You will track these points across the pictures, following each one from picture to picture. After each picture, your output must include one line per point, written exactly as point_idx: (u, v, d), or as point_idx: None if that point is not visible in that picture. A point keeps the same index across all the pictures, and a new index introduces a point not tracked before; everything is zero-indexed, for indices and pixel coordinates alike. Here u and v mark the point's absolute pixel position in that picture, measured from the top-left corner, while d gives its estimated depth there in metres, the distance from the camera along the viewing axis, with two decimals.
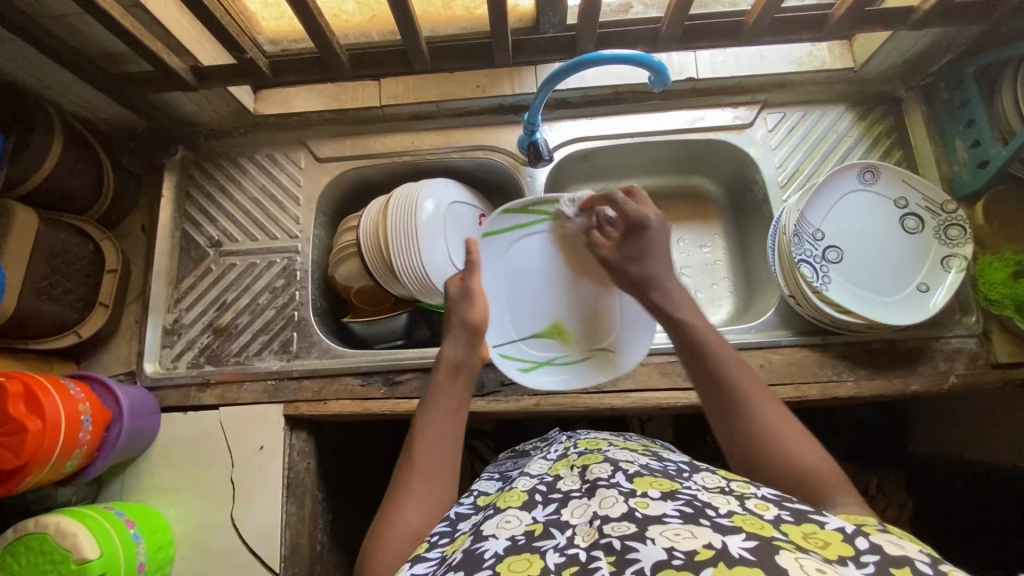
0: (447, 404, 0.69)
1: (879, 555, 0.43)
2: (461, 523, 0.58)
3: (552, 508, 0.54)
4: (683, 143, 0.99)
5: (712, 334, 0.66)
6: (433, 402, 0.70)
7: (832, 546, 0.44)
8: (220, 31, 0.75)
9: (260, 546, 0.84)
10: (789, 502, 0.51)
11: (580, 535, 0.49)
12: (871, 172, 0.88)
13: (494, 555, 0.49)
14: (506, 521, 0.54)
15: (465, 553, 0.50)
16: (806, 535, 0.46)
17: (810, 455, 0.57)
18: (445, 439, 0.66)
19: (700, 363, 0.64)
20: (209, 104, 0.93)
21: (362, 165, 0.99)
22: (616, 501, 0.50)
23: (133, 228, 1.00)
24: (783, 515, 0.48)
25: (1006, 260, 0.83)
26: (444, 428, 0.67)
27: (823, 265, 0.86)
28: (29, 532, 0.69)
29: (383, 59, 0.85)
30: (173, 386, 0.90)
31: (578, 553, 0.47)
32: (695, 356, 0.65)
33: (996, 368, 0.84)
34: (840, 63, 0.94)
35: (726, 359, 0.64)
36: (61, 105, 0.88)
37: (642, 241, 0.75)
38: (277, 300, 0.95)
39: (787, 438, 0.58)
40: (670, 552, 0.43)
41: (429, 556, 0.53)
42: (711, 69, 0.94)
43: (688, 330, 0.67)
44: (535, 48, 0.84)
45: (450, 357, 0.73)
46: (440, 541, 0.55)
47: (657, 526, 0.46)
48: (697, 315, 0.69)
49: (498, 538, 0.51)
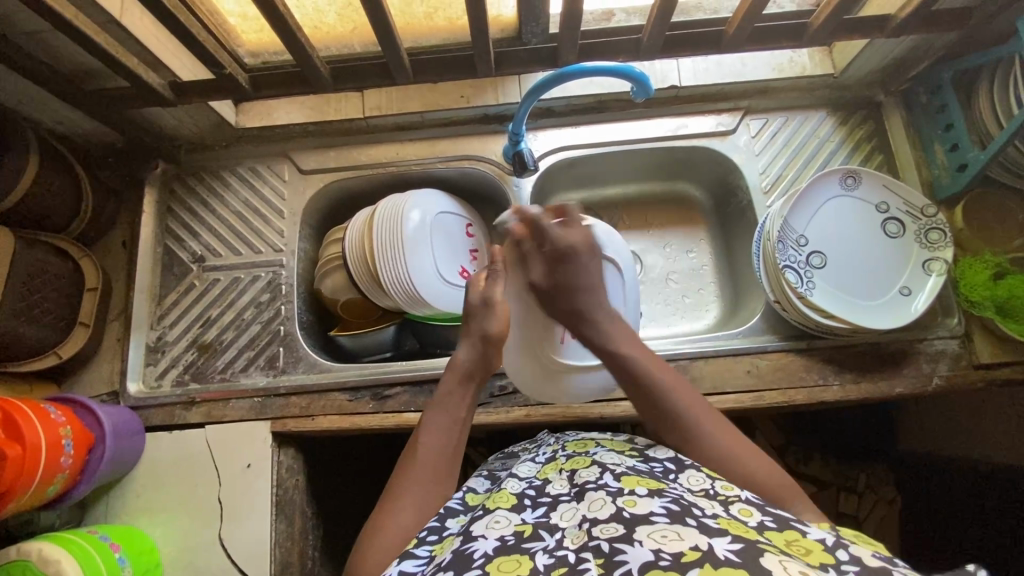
0: (453, 412, 0.68)
1: (860, 565, 0.43)
2: (449, 521, 0.58)
3: (541, 511, 0.54)
4: (668, 150, 0.99)
5: (659, 372, 0.69)
6: (439, 407, 0.69)
7: (813, 554, 0.44)
8: (198, 47, 0.74)
9: (250, 565, 0.83)
10: (772, 510, 0.51)
11: (568, 537, 0.49)
12: (852, 177, 0.89)
13: (483, 555, 0.49)
14: (495, 522, 0.53)
15: (454, 554, 0.50)
16: (789, 543, 0.46)
17: (754, 462, 0.62)
18: (447, 444, 0.66)
19: (648, 402, 0.68)
20: (190, 118, 0.91)
21: (347, 176, 0.98)
22: (605, 503, 0.50)
23: (114, 245, 0.98)
24: (766, 522, 0.49)
25: (986, 263, 0.84)
26: (449, 438, 0.66)
27: (807, 270, 0.87)
28: (9, 560, 0.68)
29: (364, 71, 0.84)
30: (158, 406, 0.89)
31: (566, 555, 0.47)
32: (642, 395, 0.69)
33: (978, 368, 0.85)
34: (820, 69, 0.95)
35: (669, 388, 0.67)
36: (35, 120, 0.86)
37: (569, 272, 0.73)
38: (262, 315, 0.94)
39: (731, 450, 0.62)
40: (657, 553, 0.43)
41: (417, 553, 0.54)
42: (694, 77, 0.95)
43: (630, 367, 0.70)
44: (517, 59, 0.84)
45: (462, 364, 0.71)
46: (429, 538, 0.55)
47: (644, 526, 0.46)
48: (630, 344, 0.72)
49: (487, 538, 0.51)
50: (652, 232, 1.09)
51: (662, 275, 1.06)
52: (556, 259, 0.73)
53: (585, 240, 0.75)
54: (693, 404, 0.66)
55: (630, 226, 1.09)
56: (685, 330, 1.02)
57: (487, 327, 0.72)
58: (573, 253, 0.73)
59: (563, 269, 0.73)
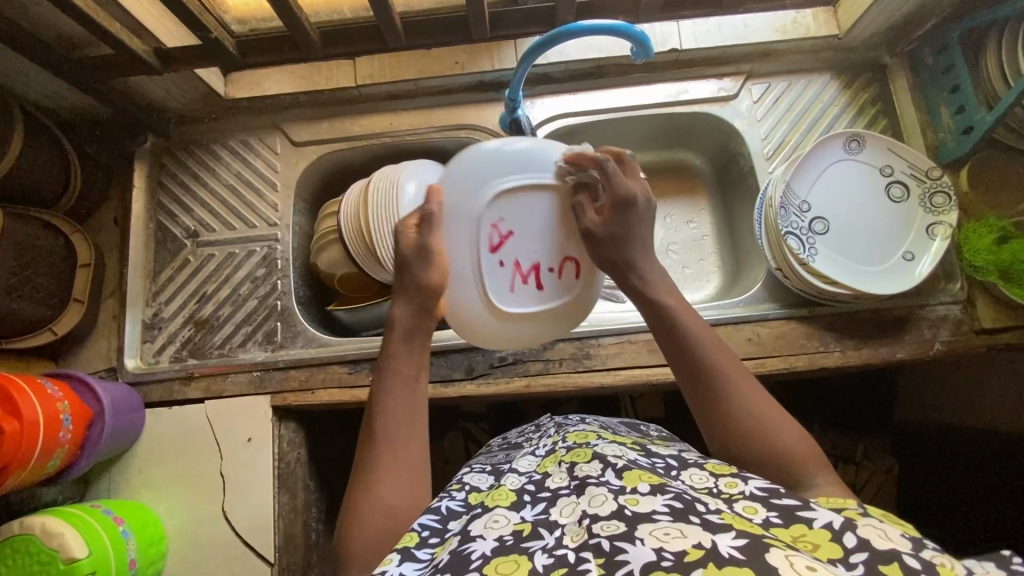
0: (405, 368, 0.63)
1: (868, 552, 0.43)
2: (450, 522, 0.55)
3: (541, 507, 0.53)
4: (668, 116, 0.97)
5: (686, 314, 0.65)
6: (389, 368, 0.64)
7: (822, 548, 0.43)
8: (181, 9, 0.71)
9: (254, 538, 0.84)
10: (777, 498, 0.49)
11: (568, 535, 0.48)
12: (856, 141, 0.87)
13: (482, 556, 0.47)
14: (494, 521, 0.52)
15: (452, 555, 0.48)
16: (795, 538, 0.45)
17: (764, 405, 0.58)
18: (412, 408, 0.62)
19: (679, 351, 0.63)
20: (178, 88, 0.89)
21: (340, 148, 0.96)
22: (606, 499, 0.49)
23: (106, 221, 0.97)
24: (772, 517, 0.47)
25: (991, 227, 0.83)
26: (408, 399, 0.62)
27: (809, 236, 0.86)
28: (14, 534, 0.68)
29: (356, 37, 0.81)
30: (157, 382, 0.89)
31: (566, 554, 0.45)
32: (671, 339, 0.63)
33: (981, 334, 0.85)
34: (825, 30, 0.92)
35: (697, 337, 0.62)
36: (17, 92, 0.83)
37: (629, 219, 0.65)
38: (258, 290, 0.93)
39: (739, 392, 0.59)
40: (659, 553, 0.42)
41: (418, 555, 0.51)
42: (695, 40, 0.92)
43: (661, 311, 0.65)
44: (513, 20, 0.82)
45: (402, 322, 0.66)
46: (430, 540, 0.52)
47: (646, 524, 0.45)
48: (672, 296, 0.67)
49: (485, 539, 0.50)
50: None
51: (663, 246, 1.04)
52: (617, 205, 0.65)
53: (644, 192, 0.68)
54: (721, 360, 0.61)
55: None
56: (686, 300, 1.01)
57: (426, 278, 0.65)
58: (631, 203, 0.66)
59: (620, 215, 0.65)
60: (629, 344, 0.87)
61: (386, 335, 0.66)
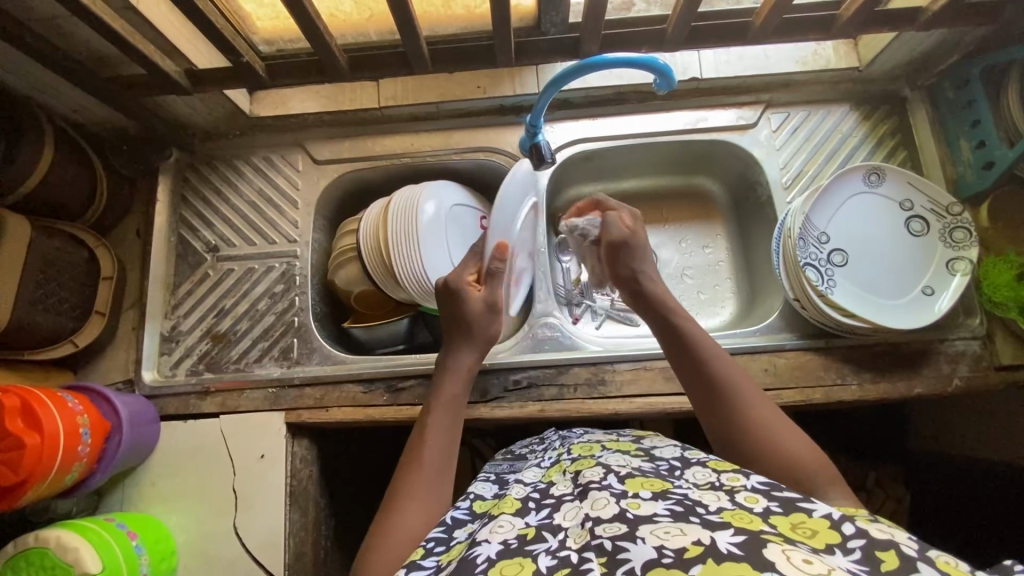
0: (454, 408, 0.67)
1: (865, 539, 0.43)
2: (457, 531, 0.55)
3: (545, 512, 0.52)
4: (686, 144, 0.97)
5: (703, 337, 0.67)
6: (439, 402, 0.68)
7: (820, 535, 0.44)
8: (215, 35, 0.73)
9: (263, 555, 0.83)
10: (777, 491, 0.49)
11: (572, 536, 0.47)
12: (876, 174, 0.87)
13: (487, 560, 0.46)
14: (499, 526, 0.51)
15: (459, 560, 0.47)
16: (793, 526, 0.45)
17: (766, 415, 0.60)
18: (449, 444, 0.64)
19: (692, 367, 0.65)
20: (205, 107, 0.91)
21: (362, 167, 0.97)
22: (608, 503, 0.48)
23: (128, 233, 0.98)
24: (772, 506, 0.47)
25: (1009, 262, 0.83)
26: (449, 433, 0.65)
27: (828, 268, 0.86)
28: (28, 547, 0.68)
29: (382, 61, 0.83)
30: (173, 395, 0.89)
31: (569, 556, 0.45)
32: (679, 347, 0.67)
33: (999, 370, 0.84)
34: (845, 63, 0.93)
35: (715, 357, 0.65)
36: (49, 107, 0.85)
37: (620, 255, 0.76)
38: (276, 306, 0.93)
39: (749, 406, 0.60)
40: (659, 550, 0.41)
41: (424, 564, 0.50)
42: (715, 70, 0.93)
43: (678, 333, 0.68)
44: (537, 50, 0.83)
45: (466, 367, 0.72)
46: (436, 549, 0.52)
47: (647, 525, 0.45)
48: (690, 320, 0.69)
49: (490, 542, 0.49)
50: (668, 227, 1.07)
51: (677, 271, 1.05)
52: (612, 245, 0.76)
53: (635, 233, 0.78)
54: (733, 375, 0.63)
55: (645, 221, 1.08)
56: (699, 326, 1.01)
57: (491, 331, 0.74)
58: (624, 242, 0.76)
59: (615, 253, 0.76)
60: (644, 372, 0.87)
61: (443, 378, 0.70)
